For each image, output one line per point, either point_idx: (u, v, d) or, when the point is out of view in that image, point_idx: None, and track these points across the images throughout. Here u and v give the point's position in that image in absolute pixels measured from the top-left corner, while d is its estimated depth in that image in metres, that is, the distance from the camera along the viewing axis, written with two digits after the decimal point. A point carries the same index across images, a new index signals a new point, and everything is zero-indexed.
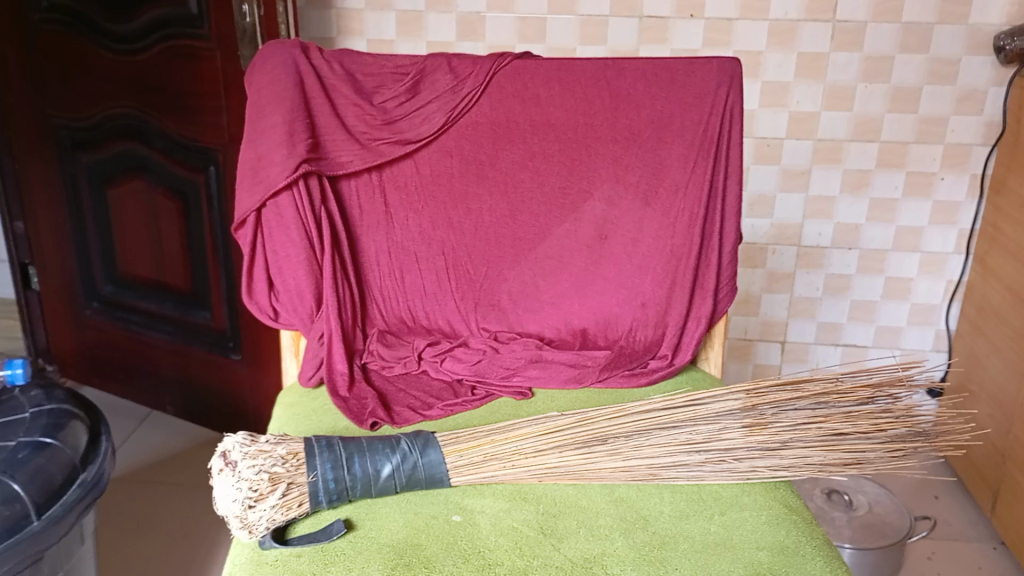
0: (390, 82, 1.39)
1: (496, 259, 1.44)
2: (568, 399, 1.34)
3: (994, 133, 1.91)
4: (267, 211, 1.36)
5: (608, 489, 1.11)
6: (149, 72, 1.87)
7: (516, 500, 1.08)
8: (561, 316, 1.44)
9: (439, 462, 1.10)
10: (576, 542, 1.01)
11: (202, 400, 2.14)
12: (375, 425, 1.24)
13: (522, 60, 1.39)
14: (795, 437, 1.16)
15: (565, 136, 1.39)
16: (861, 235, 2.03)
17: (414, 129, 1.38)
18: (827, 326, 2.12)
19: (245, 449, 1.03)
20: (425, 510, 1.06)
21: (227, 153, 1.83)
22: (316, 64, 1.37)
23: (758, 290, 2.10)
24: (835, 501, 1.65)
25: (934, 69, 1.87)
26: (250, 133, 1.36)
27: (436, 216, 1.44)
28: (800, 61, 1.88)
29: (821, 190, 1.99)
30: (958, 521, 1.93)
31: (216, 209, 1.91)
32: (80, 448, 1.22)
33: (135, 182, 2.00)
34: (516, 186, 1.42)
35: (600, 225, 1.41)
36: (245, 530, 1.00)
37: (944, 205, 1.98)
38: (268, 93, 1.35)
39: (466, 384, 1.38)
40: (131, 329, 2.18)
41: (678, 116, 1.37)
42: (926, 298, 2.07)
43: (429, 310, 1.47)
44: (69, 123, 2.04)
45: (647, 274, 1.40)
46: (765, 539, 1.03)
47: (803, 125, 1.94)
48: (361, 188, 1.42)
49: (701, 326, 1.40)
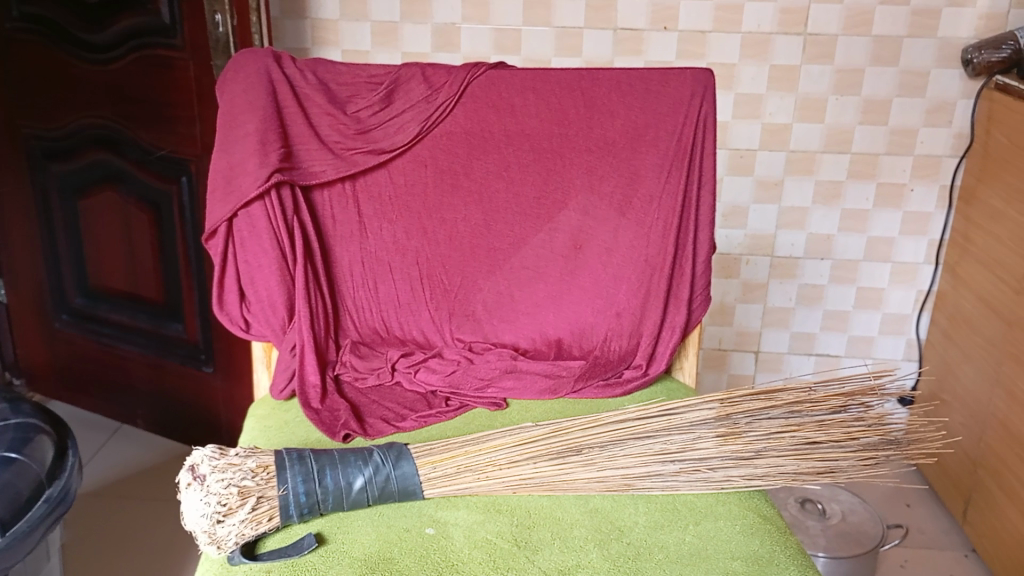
0: (363, 91, 1.39)
1: (470, 269, 1.44)
2: (543, 409, 1.34)
3: (963, 145, 1.94)
4: (239, 221, 1.34)
5: (583, 500, 1.11)
6: (121, 82, 1.85)
7: (490, 512, 1.08)
8: (536, 326, 1.43)
9: (412, 474, 1.09)
10: (551, 553, 1.01)
11: (173, 413, 2.11)
12: (348, 436, 1.23)
13: (496, 70, 1.39)
14: (770, 447, 1.16)
15: (540, 146, 1.39)
16: (834, 245, 2.04)
17: (387, 139, 1.38)
18: (802, 336, 2.14)
19: (213, 462, 1.01)
20: (398, 523, 1.05)
21: (200, 163, 1.82)
22: (288, 73, 1.36)
23: (733, 300, 2.11)
24: (809, 510, 1.66)
25: (904, 81, 1.89)
26: (222, 142, 1.35)
27: (410, 226, 1.43)
28: (773, 73, 1.90)
29: (794, 201, 2.01)
30: (931, 529, 1.95)
31: (189, 220, 1.89)
32: (47, 462, 1.20)
33: (107, 192, 1.98)
34: (490, 196, 1.41)
35: (574, 235, 1.41)
36: (213, 546, 0.99)
37: (915, 216, 2.01)
38: (241, 102, 1.34)
39: (440, 395, 1.37)
40: (101, 341, 2.15)
41: (653, 126, 1.38)
42: (899, 308, 2.09)
43: (404, 321, 1.46)
44: (39, 133, 2.01)
45: (621, 284, 1.40)
46: (740, 549, 1.03)
47: (777, 136, 1.95)
48: (335, 198, 1.41)
49: (675, 335, 1.40)
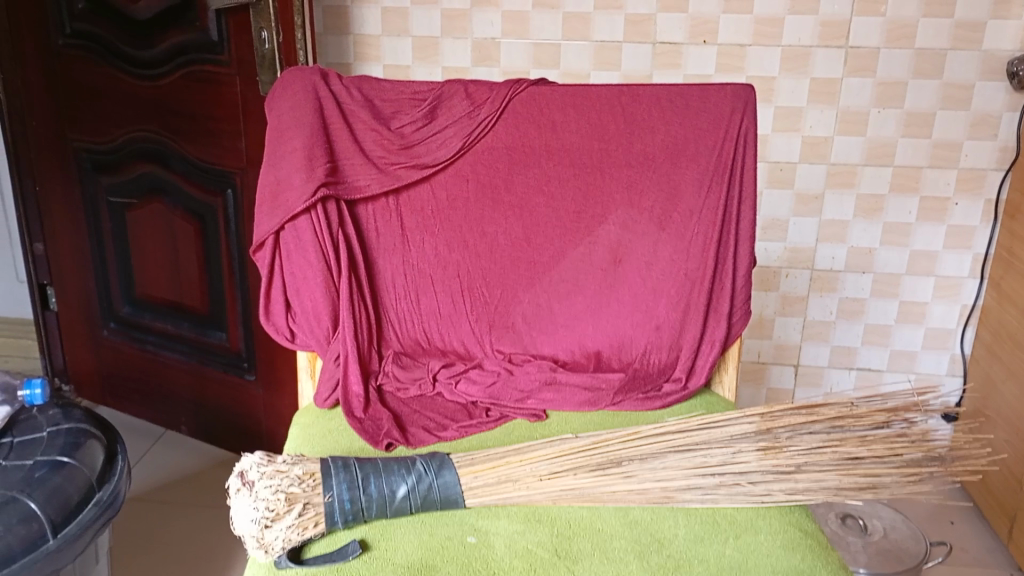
0: (407, 107, 1.41)
1: (511, 282, 1.45)
2: (582, 421, 1.35)
3: (1008, 158, 1.92)
4: (286, 234, 1.37)
5: (623, 512, 1.11)
6: (170, 97, 1.90)
7: (530, 522, 1.09)
8: (575, 338, 1.45)
9: (454, 483, 1.10)
10: (590, 564, 1.01)
11: (217, 421, 2.15)
12: (391, 446, 1.25)
13: (537, 85, 1.41)
14: (810, 461, 1.16)
15: (580, 160, 1.41)
16: (875, 259, 2.03)
17: (430, 153, 1.40)
18: (842, 350, 2.12)
19: (262, 469, 1.04)
20: (440, 531, 1.06)
21: (245, 176, 1.86)
22: (335, 90, 1.39)
23: (772, 313, 2.10)
24: (850, 526, 1.65)
25: (947, 94, 1.88)
26: (270, 157, 1.39)
27: (451, 239, 1.45)
28: (813, 86, 1.90)
29: (834, 214, 2.00)
30: (975, 548, 1.92)
31: (233, 231, 1.94)
32: (97, 467, 1.23)
33: (154, 204, 2.03)
34: (531, 209, 1.43)
35: (614, 249, 1.42)
36: (261, 550, 1.02)
37: (959, 230, 1.98)
38: (289, 118, 1.37)
39: (480, 406, 1.39)
40: (148, 349, 2.20)
41: (693, 141, 1.38)
42: (941, 322, 2.07)
43: (444, 332, 1.48)
44: (89, 146, 2.07)
45: (660, 297, 1.41)
46: (781, 564, 1.03)
47: (816, 149, 1.95)
48: (379, 211, 1.44)
49: (715, 349, 1.40)
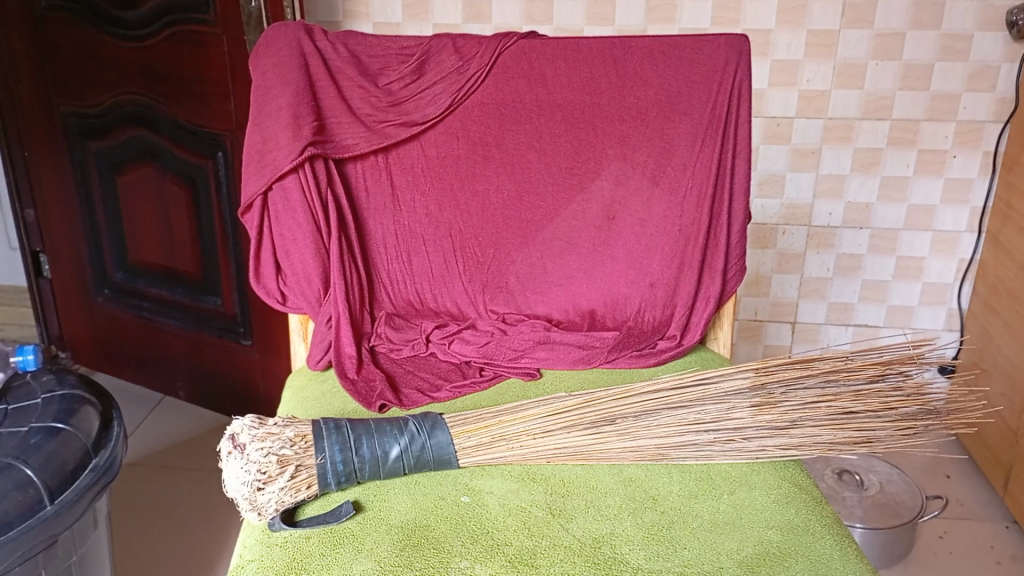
0: (395, 63, 1.38)
1: (503, 241, 1.44)
2: (576, 379, 1.34)
3: (1007, 110, 1.89)
4: (274, 194, 1.35)
5: (617, 469, 1.11)
6: (156, 58, 1.87)
7: (524, 481, 1.09)
8: (569, 297, 1.44)
9: (447, 443, 1.10)
10: (585, 521, 1.01)
11: (214, 385, 2.15)
12: (384, 407, 1.25)
13: (527, 40, 1.38)
14: (805, 416, 1.16)
15: (572, 116, 1.39)
16: (872, 214, 2.01)
17: (420, 110, 1.38)
18: (839, 307, 2.11)
19: (253, 431, 1.03)
20: (433, 491, 1.06)
21: (235, 139, 1.83)
22: (320, 46, 1.36)
23: (769, 271, 2.09)
24: (846, 481, 1.67)
25: (946, 45, 1.84)
26: (256, 117, 1.36)
27: (443, 198, 1.43)
28: (810, 39, 1.86)
29: (831, 169, 1.98)
30: (970, 501, 1.93)
31: (225, 195, 1.91)
32: (93, 433, 1.22)
33: (145, 169, 2.00)
34: (523, 167, 1.41)
35: (608, 206, 1.40)
36: (254, 512, 1.00)
37: (957, 183, 1.96)
38: (274, 76, 1.35)
39: (474, 366, 1.38)
40: (143, 315, 2.19)
41: (686, 95, 1.36)
42: (939, 277, 2.06)
43: (437, 293, 1.47)
44: (76, 111, 2.04)
45: (654, 254, 1.40)
46: (775, 518, 1.03)
47: (814, 104, 1.92)
48: (367, 170, 1.42)
49: (710, 305, 1.39)
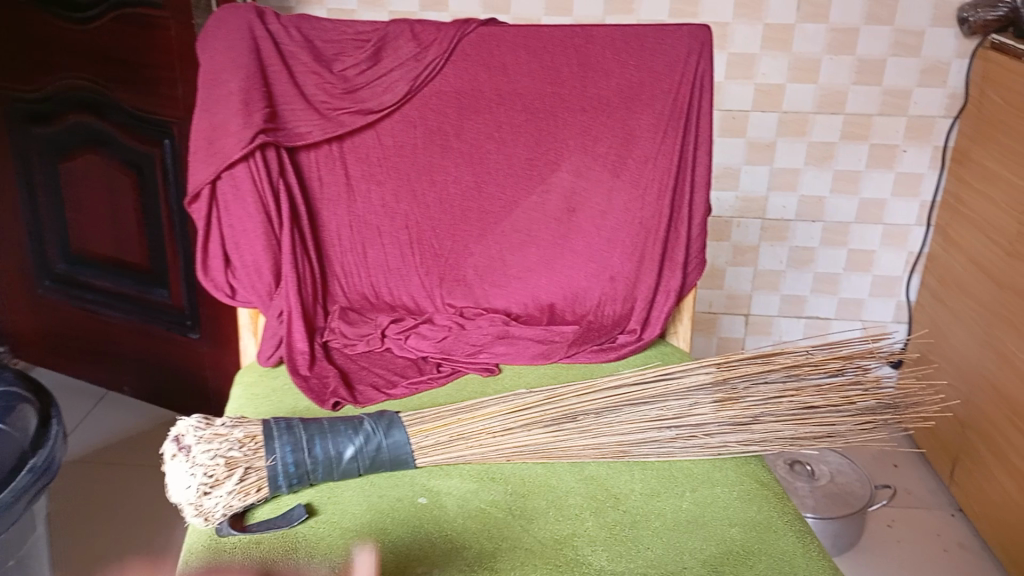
0: (350, 49, 1.34)
1: (461, 233, 1.41)
2: (536, 375, 1.32)
3: (957, 105, 1.91)
4: (223, 183, 1.30)
5: (579, 468, 1.09)
6: (100, 41, 1.79)
7: (483, 481, 1.06)
8: (528, 291, 1.41)
9: (404, 442, 1.07)
10: (546, 522, 0.99)
11: (160, 379, 2.08)
12: (338, 404, 1.21)
13: (488, 27, 1.35)
14: (766, 411, 1.15)
15: (532, 105, 1.36)
16: (825, 208, 2.02)
17: (376, 98, 1.33)
18: (792, 299, 2.12)
19: (199, 433, 0.99)
20: (389, 493, 1.03)
21: (183, 126, 1.77)
22: (272, 29, 1.31)
23: (723, 263, 2.09)
24: (797, 472, 1.68)
25: (899, 40, 1.85)
26: (204, 102, 1.30)
27: (399, 189, 1.40)
28: (766, 32, 1.86)
29: (786, 162, 1.98)
30: (918, 490, 1.95)
31: (172, 184, 1.85)
32: (30, 429, 1.17)
33: (90, 156, 1.93)
34: (481, 157, 1.38)
35: (568, 198, 1.38)
36: (200, 518, 0.96)
37: (907, 177, 1.98)
38: (224, 60, 1.29)
39: (431, 361, 1.35)
40: (87, 308, 2.10)
41: (648, 85, 1.34)
42: (889, 270, 2.07)
43: (393, 287, 1.43)
44: (17, 95, 1.94)
45: (615, 248, 1.37)
46: (738, 516, 1.02)
47: (770, 97, 1.92)
48: (321, 159, 1.38)
49: (670, 298, 1.37)
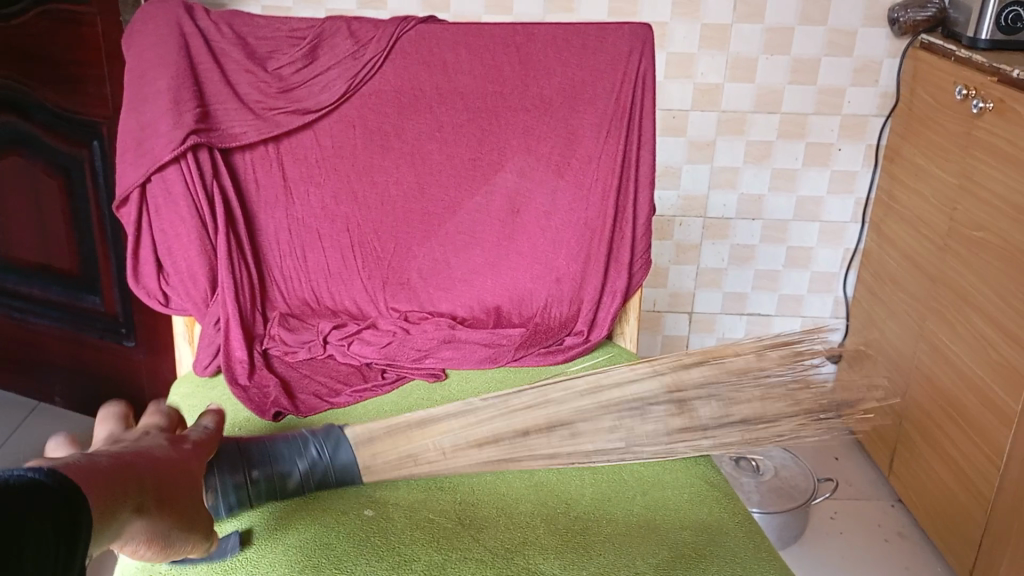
0: (285, 46, 1.30)
1: (404, 235, 1.38)
2: (483, 379, 1.30)
3: (889, 104, 1.94)
4: (153, 186, 1.25)
5: (528, 474, 1.07)
6: (22, 40, 1.71)
7: (430, 490, 1.03)
8: (474, 294, 1.39)
9: (349, 460, 1.05)
10: (496, 531, 0.97)
11: (92, 390, 2.00)
12: (279, 415, 1.18)
13: (427, 24, 1.32)
14: (715, 417, 1.15)
15: (475, 105, 1.33)
16: (764, 206, 2.04)
17: (313, 96, 1.30)
18: (733, 296, 2.14)
19: None
20: (333, 506, 1.00)
21: (112, 125, 1.71)
22: (202, 25, 1.27)
23: (666, 262, 2.10)
24: (743, 467, 1.69)
25: (832, 40, 1.88)
26: (132, 102, 1.25)
27: (339, 190, 1.36)
28: (704, 32, 1.87)
29: (725, 160, 2.00)
30: (858, 481, 1.99)
31: (102, 186, 1.78)
32: None
33: (13, 158, 1.84)
34: (423, 158, 1.35)
35: (512, 199, 1.36)
36: None
37: (843, 174, 2.01)
38: (152, 58, 1.25)
39: (375, 368, 1.31)
40: (15, 316, 2.01)
41: (590, 84, 1.32)
42: (826, 266, 2.11)
43: (335, 292, 1.40)
44: None
45: (560, 249, 1.36)
46: (688, 518, 1.01)
47: (708, 96, 1.93)
48: (258, 160, 1.34)
49: (617, 300, 1.36)
